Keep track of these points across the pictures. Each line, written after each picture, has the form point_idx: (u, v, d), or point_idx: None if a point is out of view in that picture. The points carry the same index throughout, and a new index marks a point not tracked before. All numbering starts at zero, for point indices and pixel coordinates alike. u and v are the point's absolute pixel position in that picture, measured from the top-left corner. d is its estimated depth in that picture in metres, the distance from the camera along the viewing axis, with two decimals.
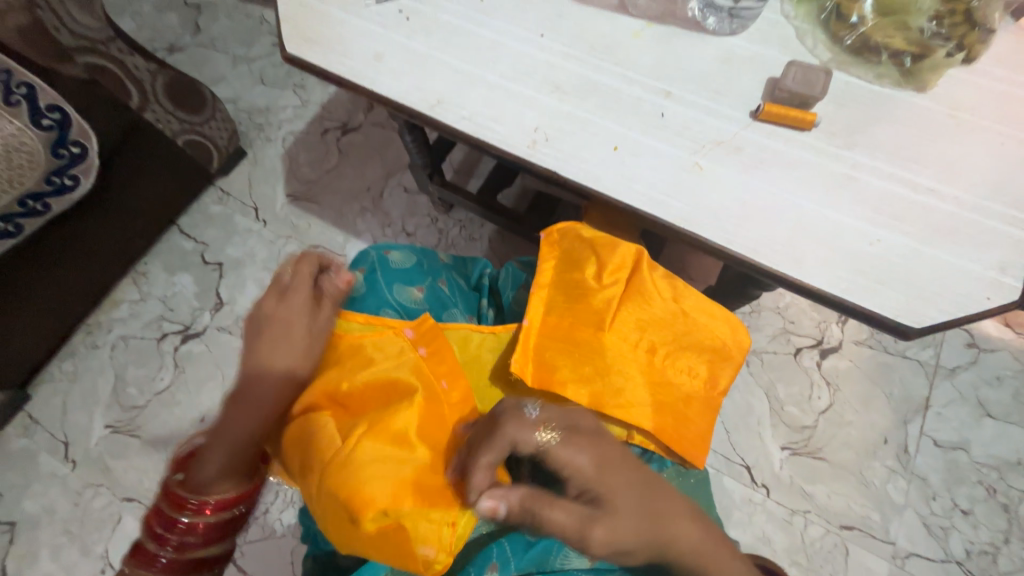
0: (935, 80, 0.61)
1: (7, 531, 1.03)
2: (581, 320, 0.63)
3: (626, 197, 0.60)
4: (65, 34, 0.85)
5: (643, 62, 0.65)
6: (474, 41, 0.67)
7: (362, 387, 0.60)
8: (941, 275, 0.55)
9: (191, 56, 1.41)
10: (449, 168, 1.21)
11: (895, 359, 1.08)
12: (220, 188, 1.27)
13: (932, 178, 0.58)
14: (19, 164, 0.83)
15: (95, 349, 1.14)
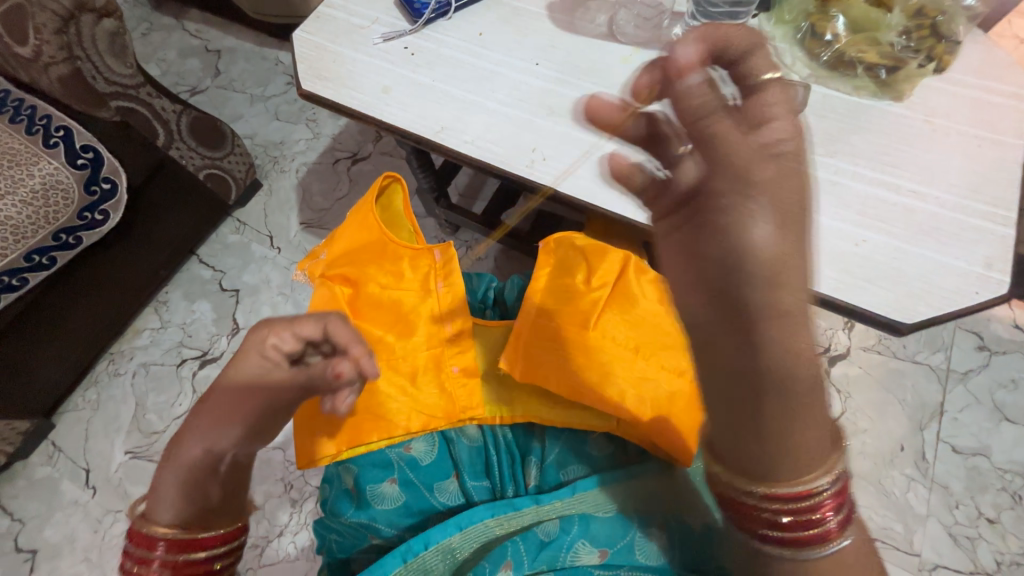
0: (911, 90, 0.65)
1: (28, 559, 1.04)
2: (568, 319, 0.67)
3: (620, 210, 0.63)
4: (100, 82, 0.93)
5: (632, 84, 0.69)
6: (473, 71, 0.73)
7: (373, 302, 0.70)
8: (928, 272, 0.57)
9: (212, 97, 1.50)
10: (455, 191, 1.27)
11: (905, 365, 1.07)
12: (237, 218, 1.33)
13: (914, 181, 0.61)
14: (55, 201, 0.89)
15: (118, 376, 1.19)
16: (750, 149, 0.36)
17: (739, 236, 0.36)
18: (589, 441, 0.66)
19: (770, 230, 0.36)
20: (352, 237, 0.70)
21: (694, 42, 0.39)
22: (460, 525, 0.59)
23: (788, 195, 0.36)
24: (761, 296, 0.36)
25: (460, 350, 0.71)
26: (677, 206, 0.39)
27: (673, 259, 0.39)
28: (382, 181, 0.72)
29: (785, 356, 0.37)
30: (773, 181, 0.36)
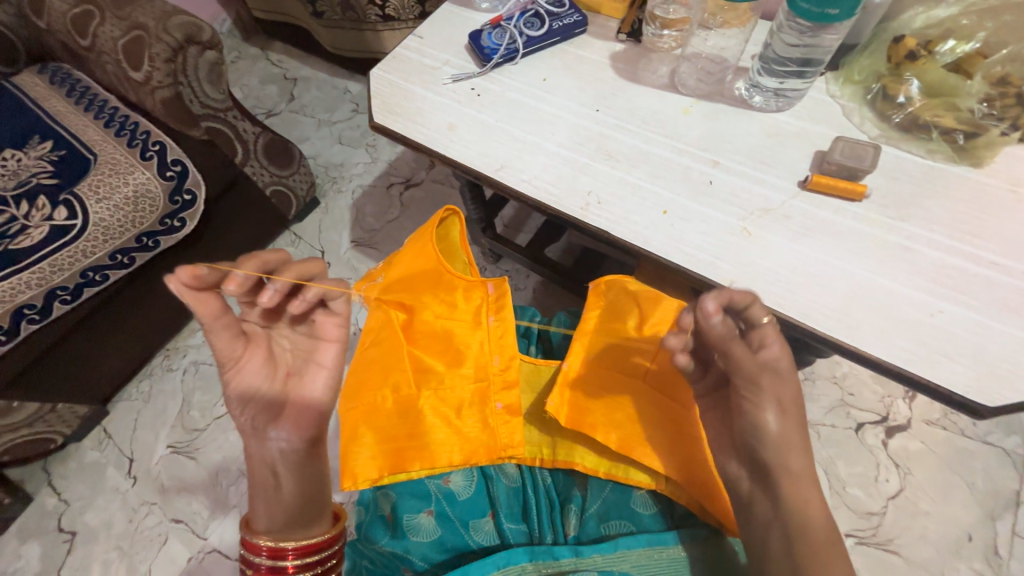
0: (992, 157, 0.63)
1: (67, 540, 1.09)
2: (618, 368, 0.68)
3: (674, 257, 0.62)
4: (196, 105, 1.03)
5: (691, 134, 0.70)
6: (535, 114, 0.76)
7: (426, 331, 0.72)
8: (1013, 352, 0.53)
9: (284, 120, 1.63)
10: (500, 222, 1.30)
11: (974, 444, 0.98)
12: (294, 232, 1.41)
13: (995, 252, 0.57)
14: (143, 208, 0.98)
15: (170, 372, 1.26)
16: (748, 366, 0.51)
17: (754, 427, 0.52)
18: (633, 497, 0.64)
19: (778, 422, 0.52)
20: (410, 264, 0.73)
21: (713, 295, 0.50)
22: (498, 564, 0.58)
23: (784, 393, 0.52)
24: (777, 462, 0.52)
25: (506, 386, 0.71)
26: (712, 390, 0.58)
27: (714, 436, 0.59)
28: (442, 213, 0.75)
29: (806, 514, 0.50)
30: (788, 397, 0.52)
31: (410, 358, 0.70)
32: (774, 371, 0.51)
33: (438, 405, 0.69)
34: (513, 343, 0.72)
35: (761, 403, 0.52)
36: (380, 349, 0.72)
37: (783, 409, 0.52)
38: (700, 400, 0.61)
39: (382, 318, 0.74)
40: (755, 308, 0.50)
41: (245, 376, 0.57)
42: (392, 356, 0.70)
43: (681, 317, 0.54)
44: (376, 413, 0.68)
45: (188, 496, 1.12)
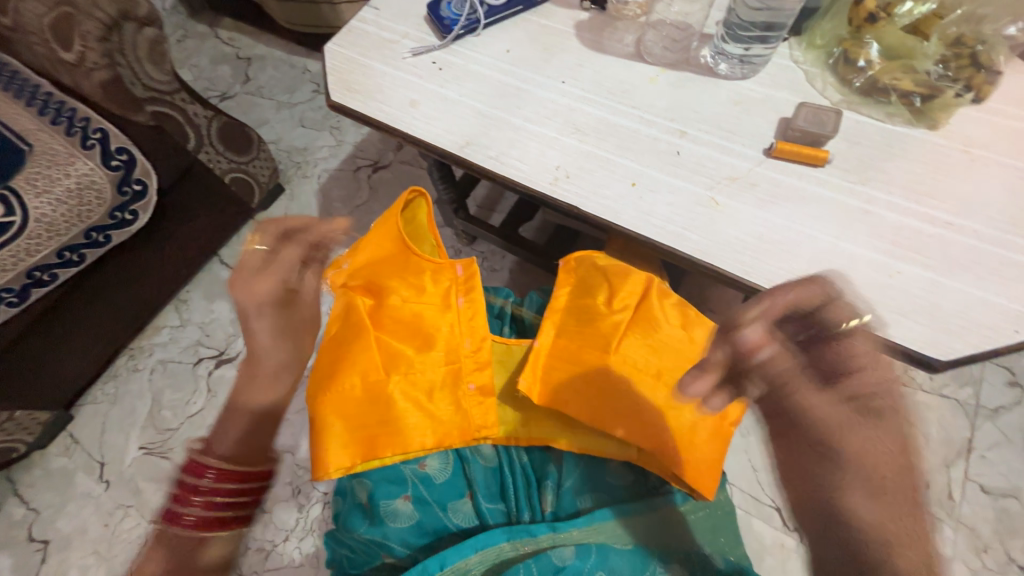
0: (947, 119, 0.64)
1: (40, 550, 1.06)
2: (588, 342, 0.67)
3: (644, 230, 0.62)
4: (138, 87, 0.96)
5: (659, 104, 0.69)
6: (500, 87, 0.73)
7: (394, 315, 0.70)
8: (965, 309, 0.55)
9: (240, 103, 1.54)
10: (473, 203, 1.28)
11: (931, 398, 1.04)
12: (259, 221, 1.36)
13: (949, 212, 0.59)
14: (89, 202, 0.92)
15: (136, 372, 1.21)
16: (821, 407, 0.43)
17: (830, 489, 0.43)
18: (608, 469, 0.67)
19: (836, 464, 0.43)
20: (376, 248, 0.72)
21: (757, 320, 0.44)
22: (476, 547, 0.59)
23: (872, 445, 0.43)
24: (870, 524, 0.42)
25: (478, 366, 0.71)
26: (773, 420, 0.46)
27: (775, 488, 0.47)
28: (407, 194, 0.73)
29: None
30: (852, 437, 0.43)
31: (377, 344, 0.69)
32: (841, 404, 0.44)
33: (410, 389, 0.68)
34: (483, 324, 0.71)
35: (824, 447, 0.44)
36: (346, 336, 0.70)
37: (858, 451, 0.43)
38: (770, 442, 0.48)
39: (347, 302, 0.71)
40: (830, 308, 0.44)
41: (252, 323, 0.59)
42: (359, 343, 0.68)
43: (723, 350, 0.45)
44: (344, 402, 0.66)
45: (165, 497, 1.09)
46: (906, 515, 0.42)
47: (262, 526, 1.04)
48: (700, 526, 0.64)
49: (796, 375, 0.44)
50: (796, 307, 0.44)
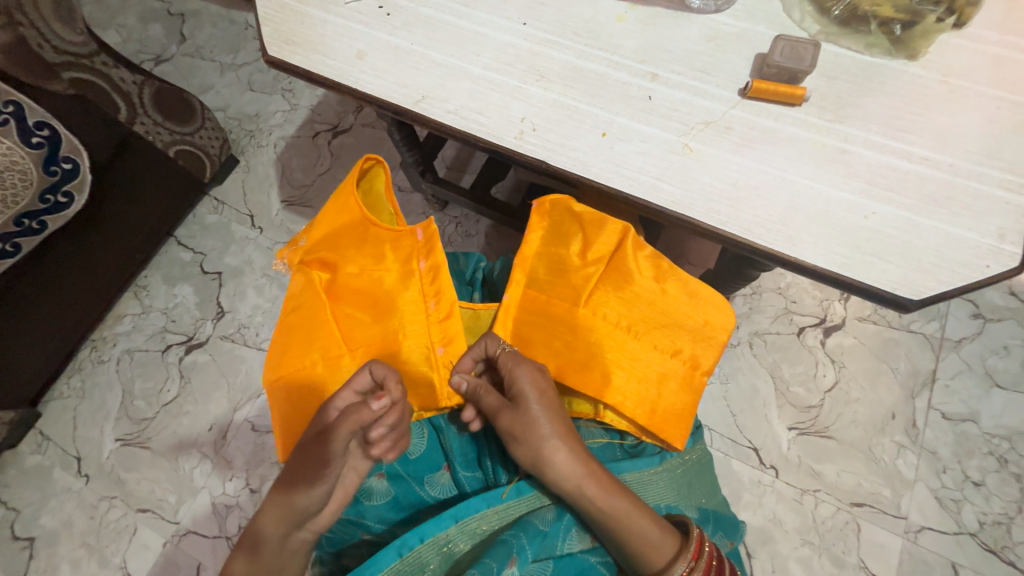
0: (928, 47, 0.61)
1: (27, 547, 1.04)
2: (558, 295, 0.65)
3: (617, 184, 0.59)
4: (49, 50, 0.83)
5: (628, 45, 0.64)
6: (456, 33, 0.66)
7: (353, 287, 0.67)
8: (938, 244, 0.54)
9: (177, 66, 1.40)
10: (442, 164, 1.21)
11: (899, 334, 1.07)
12: (215, 197, 1.27)
13: (926, 147, 0.57)
14: (13, 184, 0.83)
15: (102, 364, 1.16)
16: (533, 420, 0.58)
17: (544, 456, 0.57)
18: (581, 431, 0.67)
19: (561, 452, 0.57)
20: (333, 221, 0.67)
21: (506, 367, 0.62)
22: (456, 517, 0.58)
23: (557, 428, 0.58)
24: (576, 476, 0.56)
25: (445, 329, 0.68)
26: (551, 421, 0.58)
27: (513, 425, 0.58)
28: (363, 161, 0.67)
29: (607, 505, 0.55)
30: (559, 438, 0.58)
31: (337, 319, 0.66)
32: (548, 429, 0.58)
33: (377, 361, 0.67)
34: (448, 287, 0.67)
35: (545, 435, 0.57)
36: (301, 314, 0.67)
37: (572, 457, 0.57)
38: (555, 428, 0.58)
39: (303, 281, 0.68)
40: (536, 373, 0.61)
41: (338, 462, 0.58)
42: (317, 321, 0.66)
43: (524, 376, 0.61)
44: (312, 381, 0.66)
45: (150, 485, 1.07)
46: (588, 465, 0.57)
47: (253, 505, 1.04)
48: (682, 481, 0.65)
49: (528, 408, 0.59)
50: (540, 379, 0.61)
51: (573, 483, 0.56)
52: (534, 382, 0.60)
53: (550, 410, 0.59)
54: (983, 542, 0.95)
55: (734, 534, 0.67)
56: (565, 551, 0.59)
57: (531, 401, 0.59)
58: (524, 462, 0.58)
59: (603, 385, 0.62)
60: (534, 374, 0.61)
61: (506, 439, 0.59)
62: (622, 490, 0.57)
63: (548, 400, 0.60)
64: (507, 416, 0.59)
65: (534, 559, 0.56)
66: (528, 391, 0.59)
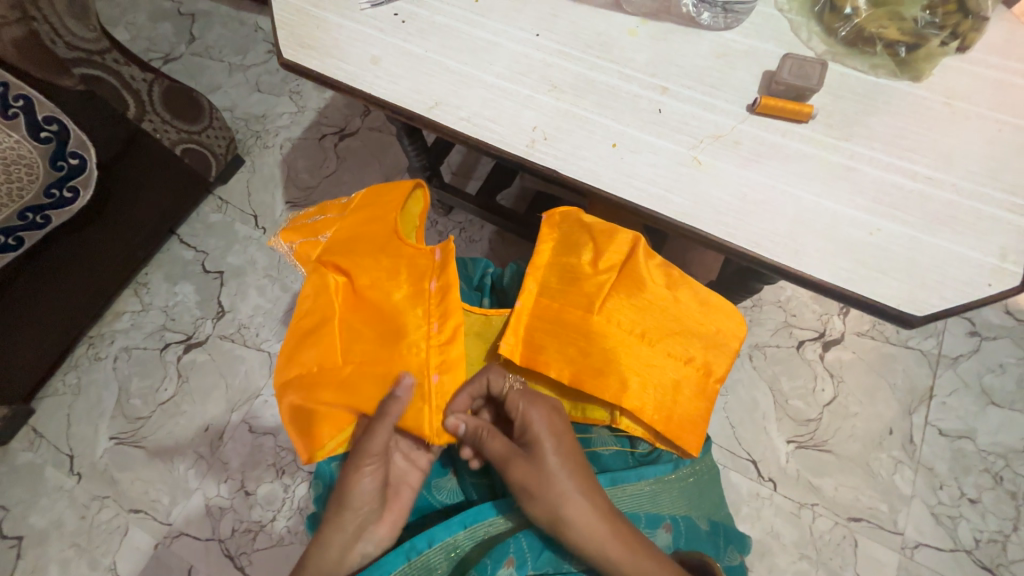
0: (931, 69, 0.62)
1: (14, 546, 1.02)
2: (571, 302, 0.64)
3: (627, 194, 0.59)
4: (60, 46, 0.84)
5: (638, 59, 0.65)
6: (470, 42, 0.67)
7: (363, 296, 0.65)
8: (942, 262, 0.55)
9: (186, 65, 1.41)
10: (448, 170, 1.22)
11: (897, 350, 1.08)
12: (219, 196, 1.27)
13: (929, 167, 0.58)
14: (19, 177, 0.83)
15: (98, 361, 1.14)
16: (550, 475, 0.57)
17: (561, 516, 0.55)
18: (594, 437, 0.68)
19: (579, 510, 0.56)
20: (360, 229, 0.68)
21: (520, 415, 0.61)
22: (465, 524, 0.57)
23: (573, 484, 0.57)
24: (595, 534, 0.55)
25: (445, 354, 0.65)
26: (568, 473, 0.58)
27: (526, 479, 0.58)
28: (409, 188, 0.70)
29: (627, 561, 0.55)
30: (575, 495, 0.56)
31: (342, 325, 0.65)
32: (564, 486, 0.57)
33: (374, 379, 0.63)
34: (456, 309, 0.65)
35: (561, 493, 0.56)
36: (314, 317, 0.67)
37: (589, 513, 0.56)
38: (573, 482, 0.57)
39: (319, 283, 0.68)
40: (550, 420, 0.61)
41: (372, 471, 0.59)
42: (324, 323, 0.66)
43: (536, 425, 0.60)
44: (313, 386, 0.64)
45: (143, 485, 1.05)
46: (608, 520, 0.56)
47: (247, 508, 1.02)
48: (693, 491, 0.65)
49: (544, 461, 0.58)
50: (554, 427, 0.60)
51: (594, 541, 0.55)
52: (549, 431, 0.60)
53: (565, 461, 0.58)
54: (979, 560, 0.95)
55: (743, 548, 0.67)
56: (572, 563, 0.59)
57: (546, 453, 0.58)
58: (539, 521, 0.57)
59: (619, 390, 0.62)
60: (547, 423, 0.60)
61: (520, 495, 0.58)
62: (641, 542, 0.56)
63: (564, 450, 0.59)
64: (521, 469, 0.58)
65: (537, 569, 0.57)
66: (544, 438, 0.59)
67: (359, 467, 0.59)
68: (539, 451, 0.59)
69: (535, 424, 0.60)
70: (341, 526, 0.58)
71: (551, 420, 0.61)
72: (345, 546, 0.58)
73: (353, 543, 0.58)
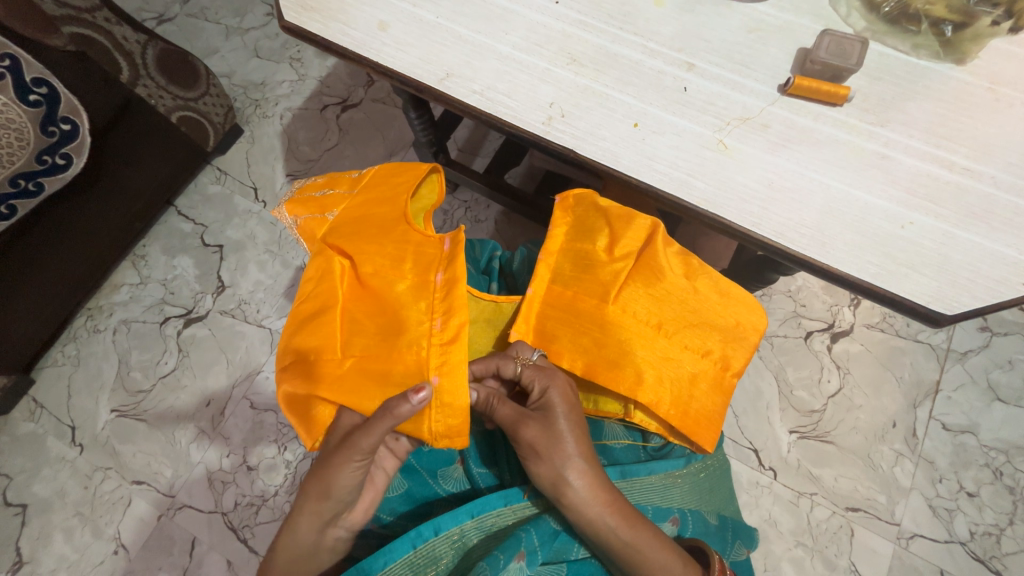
0: (976, 52, 0.58)
1: (19, 514, 1.03)
2: (585, 290, 0.62)
3: (648, 177, 0.56)
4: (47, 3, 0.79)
5: (664, 32, 0.61)
6: (484, 8, 0.63)
7: (367, 284, 0.63)
8: (974, 259, 0.52)
9: (181, 27, 1.34)
10: (454, 146, 1.18)
11: (906, 343, 1.07)
12: (218, 167, 1.23)
13: (968, 158, 0.55)
14: (9, 143, 0.80)
15: (97, 333, 1.13)
16: (558, 439, 0.56)
17: (565, 479, 0.55)
18: (606, 429, 0.67)
19: (583, 475, 0.55)
20: (369, 212, 0.66)
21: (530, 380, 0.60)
22: (473, 514, 0.57)
23: (581, 450, 0.57)
24: (597, 502, 0.55)
25: (445, 355, 0.59)
26: (576, 440, 0.57)
27: (536, 439, 0.56)
28: (424, 170, 0.68)
29: (624, 535, 0.54)
30: (583, 462, 0.56)
31: (342, 313, 0.63)
32: (572, 450, 0.56)
33: (370, 371, 0.60)
34: (461, 305, 0.60)
35: (569, 456, 0.56)
36: (315, 302, 0.65)
37: (590, 483, 0.55)
38: (580, 449, 0.57)
39: (322, 266, 0.65)
40: (565, 389, 0.60)
41: (353, 467, 0.55)
42: (324, 310, 0.63)
43: (550, 392, 0.59)
44: (309, 374, 0.62)
45: (145, 458, 1.05)
46: (608, 492, 0.56)
47: (250, 483, 1.03)
48: (702, 487, 0.66)
49: (554, 425, 0.57)
50: (567, 395, 0.60)
51: (594, 509, 0.54)
52: (562, 399, 0.59)
53: (575, 430, 0.58)
54: (972, 552, 0.96)
55: (750, 543, 0.68)
56: (579, 553, 0.59)
57: (557, 418, 0.58)
58: (542, 480, 0.56)
59: (634, 385, 0.60)
60: (560, 389, 0.60)
61: (527, 453, 0.57)
62: (644, 521, 0.56)
63: (575, 416, 0.59)
64: (531, 429, 0.57)
65: (545, 561, 0.57)
66: (557, 404, 0.58)
67: (348, 462, 0.55)
68: (551, 416, 0.58)
69: (549, 392, 0.59)
70: (318, 513, 0.56)
71: (566, 390, 0.60)
72: (320, 529, 0.57)
73: (329, 526, 0.58)
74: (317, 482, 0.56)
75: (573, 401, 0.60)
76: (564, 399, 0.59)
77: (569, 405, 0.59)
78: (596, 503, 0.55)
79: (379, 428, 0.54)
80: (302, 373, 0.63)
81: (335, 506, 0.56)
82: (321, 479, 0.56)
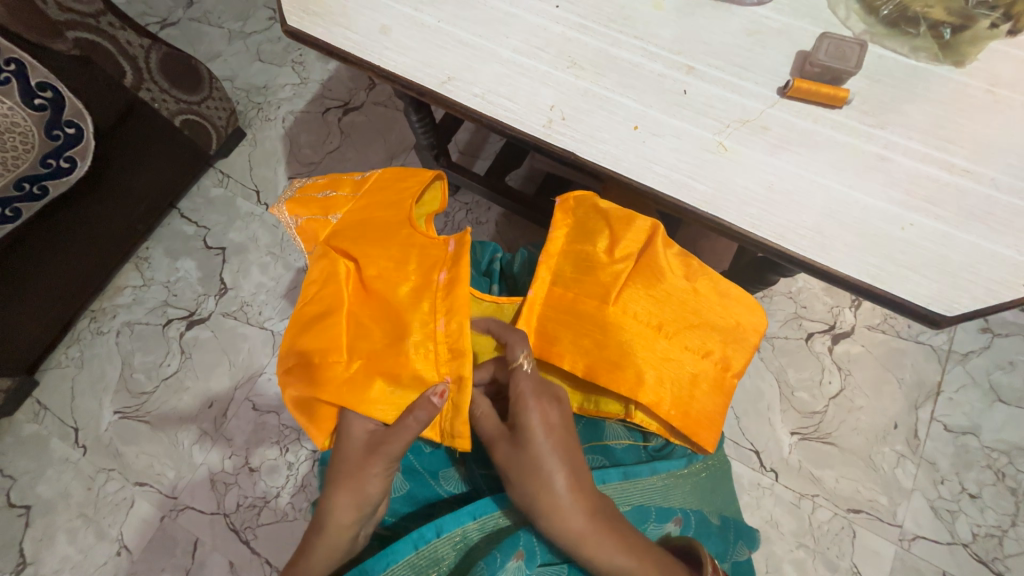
0: (975, 54, 0.59)
1: (23, 515, 1.03)
2: (586, 292, 0.62)
3: (647, 179, 0.57)
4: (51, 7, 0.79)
5: (664, 35, 0.61)
6: (485, 12, 0.63)
7: (371, 286, 0.63)
8: (974, 260, 0.53)
9: (184, 31, 1.35)
10: (455, 149, 1.18)
11: (907, 344, 1.07)
12: (220, 170, 1.24)
13: (967, 159, 0.55)
14: (14, 147, 0.80)
15: (101, 335, 1.14)
16: (530, 465, 0.54)
17: (536, 506, 0.53)
18: (607, 430, 0.67)
19: (557, 503, 0.53)
20: (372, 215, 0.67)
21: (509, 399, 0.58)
22: (474, 514, 0.57)
23: (557, 476, 0.54)
24: (577, 529, 0.52)
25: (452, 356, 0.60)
26: (552, 466, 0.54)
27: (507, 462, 0.56)
28: (428, 176, 0.69)
29: (607, 563, 0.52)
30: (557, 489, 0.53)
31: (347, 315, 0.63)
32: (544, 477, 0.54)
33: (378, 373, 0.61)
34: (464, 306, 0.60)
35: (540, 482, 0.54)
36: (320, 304, 0.65)
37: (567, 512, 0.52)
38: (556, 476, 0.54)
39: (326, 268, 0.66)
40: (544, 409, 0.57)
41: (387, 468, 0.58)
42: (329, 312, 0.63)
43: (529, 415, 0.56)
44: (314, 376, 0.62)
45: (148, 459, 1.06)
46: (590, 520, 0.52)
47: (252, 484, 1.03)
48: (703, 487, 0.66)
49: (527, 449, 0.55)
50: (545, 417, 0.56)
51: (573, 537, 0.52)
52: (538, 422, 0.56)
53: (553, 454, 0.55)
54: (975, 553, 0.96)
55: (751, 544, 0.68)
56: None
57: (530, 443, 0.55)
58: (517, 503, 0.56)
59: (634, 386, 0.60)
60: (537, 412, 0.56)
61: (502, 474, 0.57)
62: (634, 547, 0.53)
63: (555, 438, 0.55)
64: (503, 450, 0.57)
65: (545, 562, 0.57)
66: (533, 428, 0.55)
67: (382, 464, 0.57)
68: (524, 440, 0.55)
69: (526, 414, 0.56)
70: (356, 521, 0.57)
71: (545, 411, 0.56)
72: (353, 535, 0.57)
73: (359, 532, 0.58)
74: (345, 487, 0.57)
75: (553, 422, 0.56)
76: (542, 422, 0.56)
77: (547, 428, 0.56)
78: (572, 531, 0.52)
79: (411, 429, 0.58)
80: (309, 375, 0.63)
81: (367, 510, 0.57)
82: (355, 485, 0.57)
